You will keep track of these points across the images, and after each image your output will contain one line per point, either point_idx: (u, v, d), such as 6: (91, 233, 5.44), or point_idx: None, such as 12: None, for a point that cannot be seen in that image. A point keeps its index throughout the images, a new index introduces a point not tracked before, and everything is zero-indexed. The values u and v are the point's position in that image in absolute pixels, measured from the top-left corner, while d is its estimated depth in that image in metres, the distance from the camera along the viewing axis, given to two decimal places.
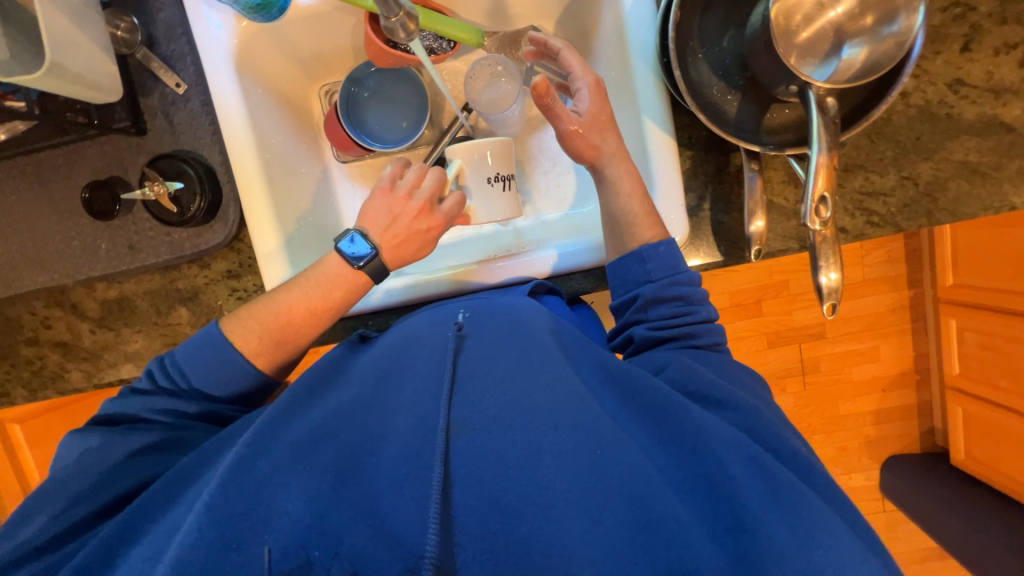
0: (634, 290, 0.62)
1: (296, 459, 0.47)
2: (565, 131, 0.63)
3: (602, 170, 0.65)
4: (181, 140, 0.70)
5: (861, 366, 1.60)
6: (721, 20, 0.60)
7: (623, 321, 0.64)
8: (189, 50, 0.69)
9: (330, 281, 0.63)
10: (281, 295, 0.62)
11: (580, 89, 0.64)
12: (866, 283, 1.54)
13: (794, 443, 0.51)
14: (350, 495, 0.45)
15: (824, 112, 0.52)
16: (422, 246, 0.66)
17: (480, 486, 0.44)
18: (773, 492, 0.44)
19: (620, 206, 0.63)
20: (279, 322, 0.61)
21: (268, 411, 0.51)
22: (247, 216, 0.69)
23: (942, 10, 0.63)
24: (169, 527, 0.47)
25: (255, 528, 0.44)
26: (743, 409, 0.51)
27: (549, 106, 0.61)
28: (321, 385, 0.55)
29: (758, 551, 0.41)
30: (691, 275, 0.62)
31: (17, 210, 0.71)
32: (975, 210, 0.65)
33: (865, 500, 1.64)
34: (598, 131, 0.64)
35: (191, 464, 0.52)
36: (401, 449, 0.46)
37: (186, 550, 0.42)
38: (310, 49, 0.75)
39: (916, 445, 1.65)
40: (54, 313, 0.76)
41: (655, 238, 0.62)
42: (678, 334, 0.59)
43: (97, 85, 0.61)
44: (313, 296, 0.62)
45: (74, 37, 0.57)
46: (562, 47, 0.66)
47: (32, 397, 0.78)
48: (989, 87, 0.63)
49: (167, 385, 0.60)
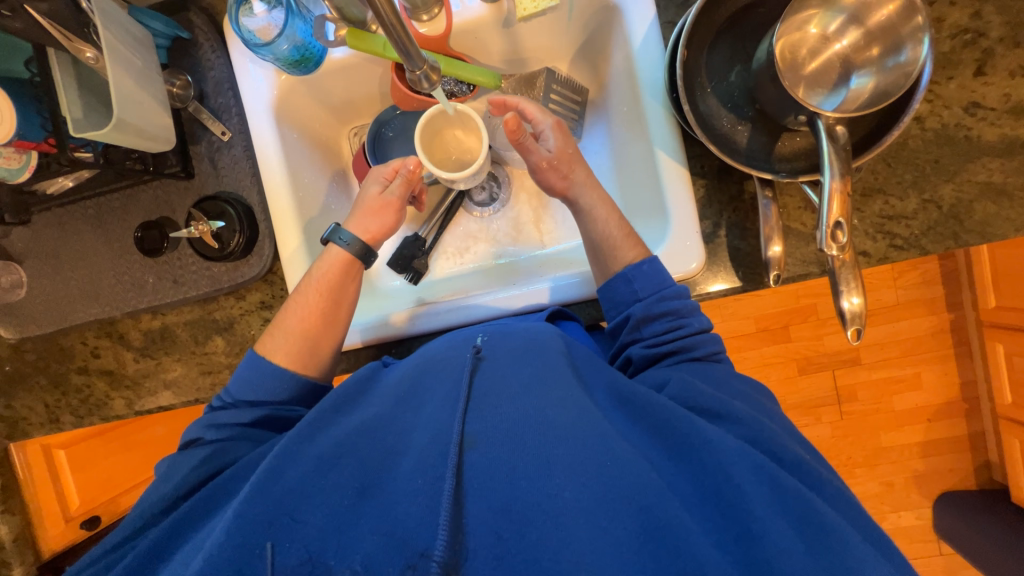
0: (626, 309, 0.64)
1: (321, 469, 0.48)
2: (536, 164, 0.69)
3: (576, 200, 0.70)
4: (224, 183, 0.76)
5: (901, 395, 1.52)
6: (727, 55, 0.62)
7: (618, 343, 0.65)
8: (234, 102, 0.76)
9: (330, 286, 0.68)
10: (295, 317, 0.67)
11: (544, 130, 0.70)
12: (899, 306, 1.49)
13: (798, 451, 0.51)
14: (371, 504, 0.46)
15: (834, 140, 0.53)
16: (385, 192, 0.72)
17: (491, 498, 0.45)
18: (781, 501, 0.44)
19: (598, 232, 0.67)
20: (313, 348, 0.67)
21: (297, 424, 0.53)
22: (281, 249, 0.74)
23: (951, 37, 0.64)
24: (199, 539, 0.48)
25: (277, 532, 0.45)
26: (745, 420, 0.51)
27: (520, 140, 0.68)
28: (345, 400, 0.56)
29: (767, 558, 0.41)
30: (677, 287, 0.62)
31: (79, 249, 0.77)
32: (1004, 230, 0.63)
33: (917, 541, 1.53)
34: (566, 163, 0.70)
35: (221, 483, 0.53)
36: (416, 463, 0.47)
37: (214, 550, 0.44)
38: (340, 97, 0.82)
39: (971, 480, 1.53)
40: (103, 342, 0.81)
41: (637, 258, 0.65)
42: (676, 348, 0.60)
43: (155, 138, 0.68)
44: (317, 300, 0.67)
45: (136, 96, 0.64)
46: (518, 102, 0.71)
47: (79, 423, 0.82)
48: (1008, 109, 0.63)
49: (218, 403, 0.64)
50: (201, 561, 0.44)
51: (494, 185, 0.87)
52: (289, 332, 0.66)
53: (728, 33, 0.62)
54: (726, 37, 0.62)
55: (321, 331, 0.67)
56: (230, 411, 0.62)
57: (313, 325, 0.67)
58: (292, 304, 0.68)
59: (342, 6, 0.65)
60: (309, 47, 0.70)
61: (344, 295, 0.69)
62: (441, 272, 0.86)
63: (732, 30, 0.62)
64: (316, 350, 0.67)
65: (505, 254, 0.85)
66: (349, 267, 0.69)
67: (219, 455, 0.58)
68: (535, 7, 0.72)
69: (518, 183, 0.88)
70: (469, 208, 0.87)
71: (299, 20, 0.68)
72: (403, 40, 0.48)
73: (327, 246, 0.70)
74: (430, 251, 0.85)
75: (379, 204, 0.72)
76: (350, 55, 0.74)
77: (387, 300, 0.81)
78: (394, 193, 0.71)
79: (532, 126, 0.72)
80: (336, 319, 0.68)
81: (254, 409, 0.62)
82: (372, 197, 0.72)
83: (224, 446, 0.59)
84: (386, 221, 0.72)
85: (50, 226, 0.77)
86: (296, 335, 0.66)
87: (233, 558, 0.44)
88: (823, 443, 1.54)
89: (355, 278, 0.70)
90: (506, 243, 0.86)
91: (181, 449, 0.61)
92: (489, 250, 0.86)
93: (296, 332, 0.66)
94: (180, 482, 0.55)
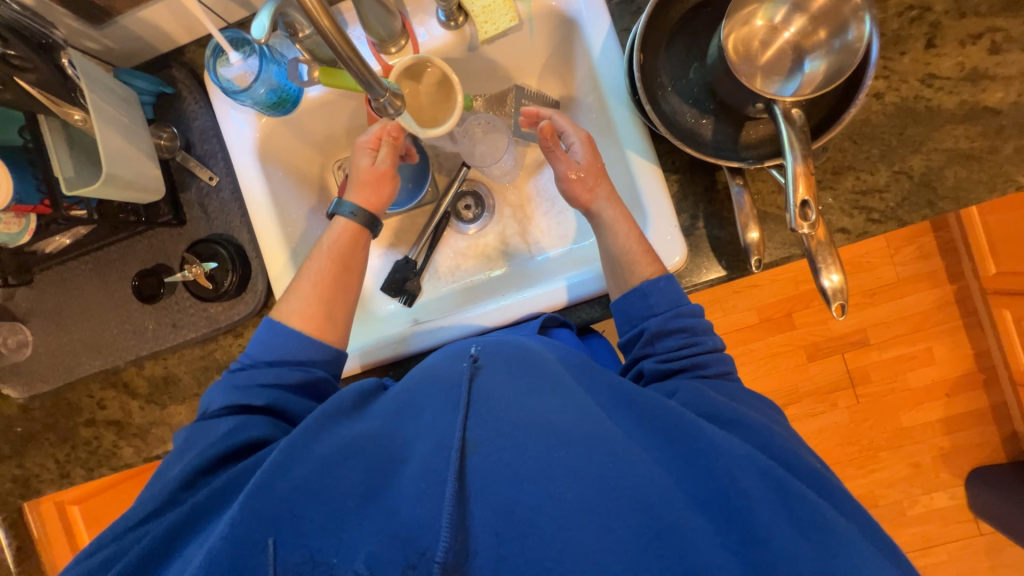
0: (640, 324, 0.64)
1: (326, 470, 0.49)
2: (565, 174, 0.70)
3: (599, 213, 0.69)
4: (215, 225, 0.79)
5: (915, 371, 1.50)
6: (683, 54, 0.65)
7: (631, 356, 0.65)
8: (219, 148, 0.79)
9: (340, 253, 0.71)
10: (309, 281, 0.69)
11: (573, 142, 0.72)
12: (900, 283, 1.48)
13: (811, 460, 0.51)
14: (374, 508, 0.47)
15: (792, 123, 0.54)
16: (376, 163, 0.73)
17: (494, 500, 0.45)
18: (789, 508, 0.44)
19: (618, 247, 0.66)
20: (329, 315, 0.68)
21: (304, 419, 0.53)
22: (274, 282, 0.76)
23: (898, 15, 0.66)
24: (207, 533, 0.49)
25: (285, 527, 0.46)
26: (756, 428, 0.51)
27: (550, 149, 0.71)
28: (353, 405, 0.56)
29: (772, 561, 0.41)
30: (693, 306, 0.63)
31: (81, 303, 0.80)
32: (978, 194, 0.64)
33: (954, 522, 1.48)
34: (594, 175, 0.70)
35: (236, 475, 0.54)
36: (419, 471, 0.48)
37: (220, 543, 0.45)
38: (321, 133, 0.85)
39: (1001, 453, 1.48)
40: (108, 393, 0.83)
41: (654, 274, 0.64)
42: (688, 364, 0.59)
43: (145, 188, 0.71)
44: (329, 266, 0.69)
45: (125, 151, 0.67)
46: (551, 113, 0.74)
47: (89, 476, 0.83)
48: (964, 77, 0.64)
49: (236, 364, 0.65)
50: (204, 555, 0.45)
51: (477, 202, 0.88)
52: (305, 296, 0.68)
53: (682, 33, 0.65)
54: (680, 37, 0.65)
55: (335, 297, 0.69)
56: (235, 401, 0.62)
57: (326, 288, 0.68)
58: (305, 272, 0.70)
59: (312, 48, 0.69)
60: (285, 90, 0.74)
61: (354, 261, 0.72)
62: (435, 292, 0.88)
63: (686, 29, 0.64)
64: (334, 312, 0.68)
65: (497, 267, 0.87)
66: (358, 236, 0.72)
67: None
68: (496, 29, 0.74)
69: (501, 197, 0.90)
70: (456, 227, 0.89)
71: (273, 65, 0.71)
72: (362, 71, 0.51)
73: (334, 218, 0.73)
74: (422, 272, 0.86)
75: (372, 175, 0.73)
76: (325, 93, 0.78)
77: (384, 323, 0.82)
78: (384, 162, 0.73)
79: (563, 139, 0.73)
80: (349, 285, 0.70)
81: None
82: (364, 170, 0.72)
83: (245, 420, 0.59)
84: (383, 192, 0.74)
85: (52, 283, 0.80)
86: (312, 300, 0.68)
87: (232, 553, 0.45)
88: (842, 429, 1.51)
89: (363, 245, 0.73)
90: (496, 257, 0.88)
91: (200, 418, 0.62)
92: (481, 266, 0.88)
93: (311, 296, 0.68)
94: (197, 460, 0.55)
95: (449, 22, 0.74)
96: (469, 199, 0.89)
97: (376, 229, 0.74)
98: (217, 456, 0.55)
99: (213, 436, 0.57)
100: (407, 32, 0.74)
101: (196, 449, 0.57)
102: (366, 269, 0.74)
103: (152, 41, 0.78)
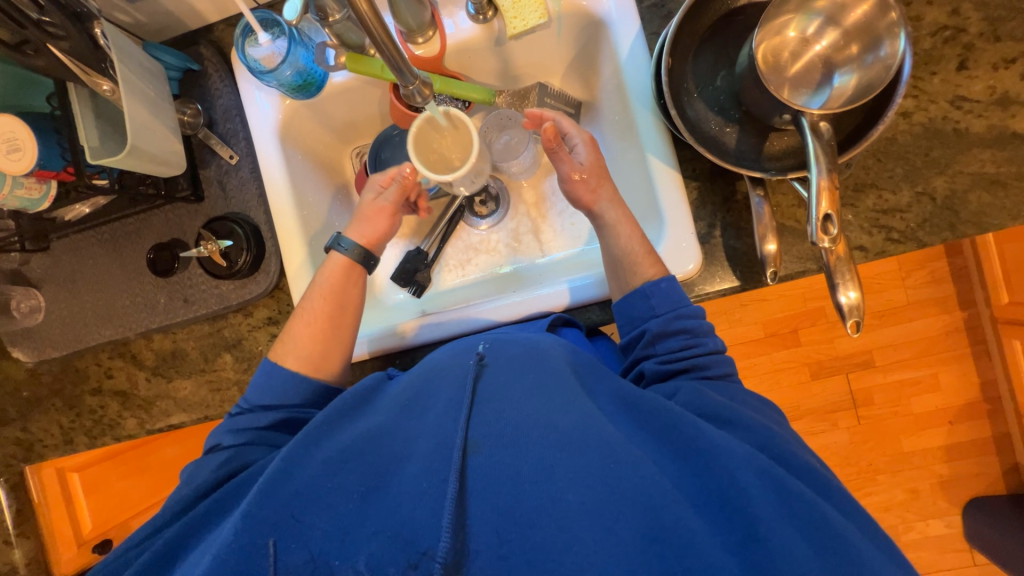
0: (640, 326, 0.63)
1: (327, 474, 0.49)
2: (567, 175, 0.70)
3: (601, 215, 0.69)
4: (232, 204, 0.79)
5: (919, 396, 1.48)
6: (711, 62, 0.65)
7: (632, 357, 0.64)
8: (241, 127, 0.79)
9: (334, 291, 0.70)
10: (301, 325, 0.68)
11: (576, 144, 0.71)
12: (910, 306, 1.46)
13: (814, 465, 0.51)
14: (375, 508, 0.47)
15: (819, 137, 0.53)
16: (380, 198, 0.74)
17: (496, 499, 0.45)
18: (788, 508, 0.43)
19: (620, 247, 0.67)
20: (323, 359, 0.68)
21: (305, 426, 0.53)
22: (287, 264, 0.77)
23: (932, 34, 0.65)
24: (206, 543, 0.50)
25: (287, 531, 0.47)
26: (755, 428, 0.51)
27: (554, 149, 0.70)
28: (354, 403, 0.56)
29: (773, 563, 0.41)
30: (694, 308, 0.63)
31: (95, 273, 0.80)
32: (1000, 220, 0.63)
33: (948, 551, 1.47)
34: (597, 177, 0.70)
35: (231, 487, 0.54)
36: (421, 469, 0.48)
37: (223, 550, 0.45)
38: (342, 119, 0.85)
39: (1001, 485, 1.47)
40: (116, 363, 0.83)
41: (655, 276, 0.64)
42: (689, 366, 0.59)
43: (167, 162, 0.71)
44: (321, 305, 0.69)
45: (150, 124, 0.68)
46: (555, 116, 0.72)
47: (92, 444, 0.84)
48: (994, 101, 0.64)
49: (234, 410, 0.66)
50: (210, 559, 0.45)
51: (491, 197, 0.88)
52: (299, 337, 0.68)
53: (711, 40, 0.64)
54: (710, 45, 0.65)
55: (330, 335, 0.69)
56: (238, 425, 0.64)
57: (319, 328, 0.68)
58: (298, 316, 0.69)
59: (340, 33, 0.68)
60: (311, 73, 0.74)
61: (348, 298, 0.70)
62: (445, 286, 0.88)
63: (715, 37, 0.64)
64: (345, 303, 0.70)
65: (508, 264, 0.87)
66: (350, 272, 0.71)
67: (236, 459, 0.59)
68: (524, 25, 0.74)
69: (517, 195, 0.90)
70: (470, 221, 0.89)
71: (301, 48, 0.71)
72: (394, 56, 0.52)
73: (330, 253, 0.73)
74: (433, 263, 0.86)
75: (374, 210, 0.74)
76: (350, 78, 0.78)
77: (392, 313, 0.82)
78: (388, 199, 0.74)
79: (566, 141, 0.73)
80: (344, 323, 0.70)
81: (270, 413, 0.64)
82: (367, 204, 0.74)
83: (241, 451, 0.61)
84: (380, 227, 0.74)
85: (68, 251, 0.81)
86: (306, 340, 0.68)
87: (237, 558, 0.45)
88: (841, 449, 1.50)
89: (356, 282, 0.72)
90: (507, 254, 0.88)
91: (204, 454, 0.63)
92: (492, 262, 0.88)
93: (305, 337, 0.68)
94: (197, 486, 0.57)
95: (478, 15, 0.74)
96: (483, 193, 0.89)
97: (370, 266, 0.74)
98: (215, 482, 0.57)
99: (211, 466, 0.59)
100: (436, 24, 0.73)
101: (196, 479, 0.58)
102: (362, 307, 0.72)
103: (182, 17, 0.78)
